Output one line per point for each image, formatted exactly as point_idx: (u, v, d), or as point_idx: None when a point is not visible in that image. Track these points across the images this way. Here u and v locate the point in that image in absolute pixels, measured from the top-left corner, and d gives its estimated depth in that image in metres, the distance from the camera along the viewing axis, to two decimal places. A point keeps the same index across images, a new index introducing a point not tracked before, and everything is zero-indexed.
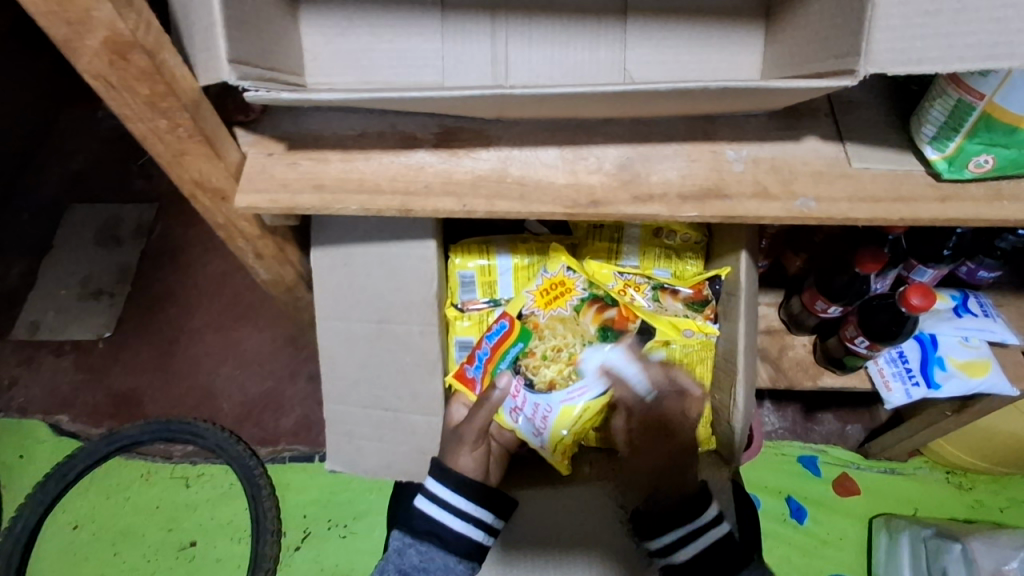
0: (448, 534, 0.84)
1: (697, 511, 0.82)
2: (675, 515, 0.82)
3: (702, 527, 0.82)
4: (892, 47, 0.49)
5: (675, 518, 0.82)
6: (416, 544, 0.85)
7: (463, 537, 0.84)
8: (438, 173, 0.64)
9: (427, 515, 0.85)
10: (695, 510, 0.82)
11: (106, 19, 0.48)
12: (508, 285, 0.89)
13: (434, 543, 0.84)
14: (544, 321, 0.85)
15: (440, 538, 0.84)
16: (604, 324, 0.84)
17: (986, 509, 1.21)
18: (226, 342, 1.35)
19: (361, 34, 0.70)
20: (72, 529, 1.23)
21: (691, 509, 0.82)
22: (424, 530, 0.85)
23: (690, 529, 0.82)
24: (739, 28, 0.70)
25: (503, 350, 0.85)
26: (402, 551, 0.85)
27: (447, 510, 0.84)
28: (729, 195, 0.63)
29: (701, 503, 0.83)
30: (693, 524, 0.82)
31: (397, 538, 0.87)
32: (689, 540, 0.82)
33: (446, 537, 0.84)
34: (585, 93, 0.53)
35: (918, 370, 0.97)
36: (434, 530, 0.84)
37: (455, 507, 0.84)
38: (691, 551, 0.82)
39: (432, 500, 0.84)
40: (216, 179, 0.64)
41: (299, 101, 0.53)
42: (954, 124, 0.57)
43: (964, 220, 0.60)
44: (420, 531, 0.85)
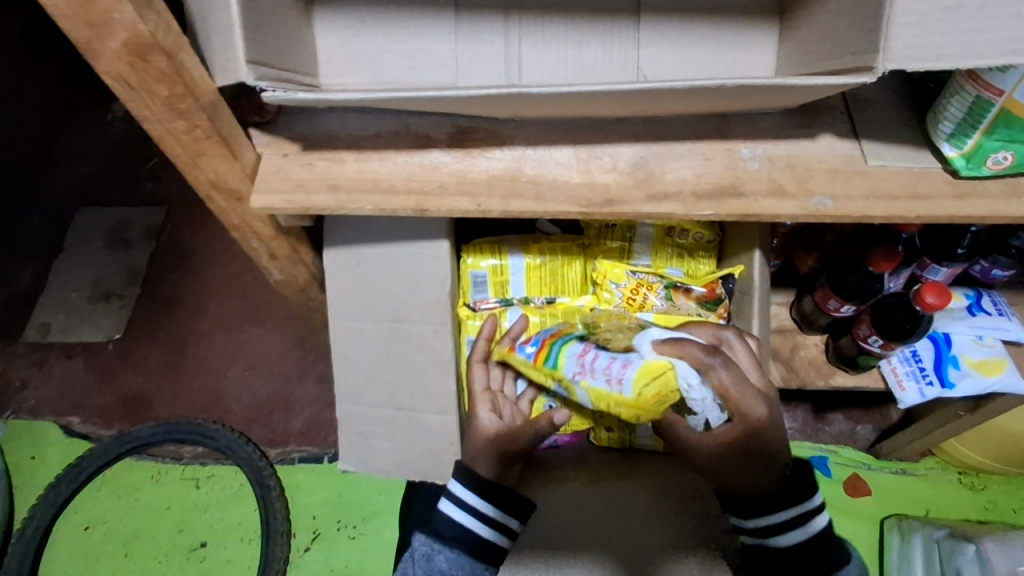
0: (474, 538, 0.85)
1: (802, 495, 0.80)
2: (778, 501, 0.79)
3: (811, 511, 0.80)
4: (912, 43, 0.49)
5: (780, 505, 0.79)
6: (445, 550, 0.85)
7: (488, 542, 0.86)
8: (453, 172, 0.64)
9: (452, 520, 0.86)
10: (802, 494, 0.80)
11: (127, 20, 0.48)
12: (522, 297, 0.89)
13: (462, 550, 0.85)
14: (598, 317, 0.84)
15: (469, 544, 0.85)
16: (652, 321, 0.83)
17: (1000, 510, 1.21)
18: (237, 343, 1.36)
19: (375, 35, 0.70)
20: (84, 530, 1.23)
21: (793, 494, 0.79)
22: (451, 536, 0.85)
23: (797, 514, 0.79)
24: (753, 26, 0.70)
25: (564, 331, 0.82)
26: (430, 556, 0.85)
27: (470, 512, 0.85)
28: (744, 193, 0.62)
29: (805, 485, 0.80)
30: (799, 508, 0.79)
31: (422, 542, 0.86)
32: (795, 525, 0.79)
33: (471, 541, 0.85)
34: (601, 91, 0.53)
35: (931, 369, 0.96)
36: (462, 535, 0.85)
37: (480, 511, 0.85)
38: (796, 538, 0.79)
39: (458, 503, 0.85)
40: (231, 180, 0.64)
41: (316, 100, 0.53)
42: (972, 120, 0.57)
43: (982, 217, 0.60)
44: (447, 537, 0.85)
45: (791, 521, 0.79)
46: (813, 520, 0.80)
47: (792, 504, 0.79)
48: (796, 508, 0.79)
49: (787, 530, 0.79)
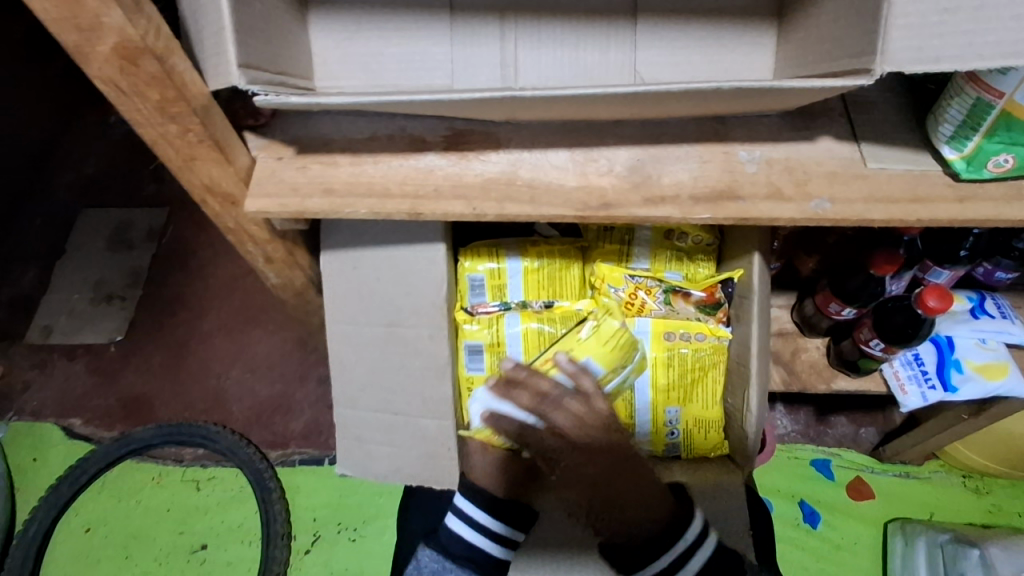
0: (480, 555, 0.95)
1: (676, 534, 0.87)
2: (657, 543, 0.86)
3: (687, 548, 0.87)
4: (910, 45, 0.48)
5: (659, 546, 0.86)
6: (452, 567, 0.97)
7: (494, 559, 0.96)
8: (448, 175, 0.64)
9: (459, 537, 0.95)
10: (676, 530, 0.87)
11: (117, 25, 0.47)
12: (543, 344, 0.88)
13: (470, 567, 0.96)
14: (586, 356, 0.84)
15: (475, 563, 0.95)
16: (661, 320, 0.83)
17: (1004, 513, 1.20)
18: (236, 346, 1.35)
19: (371, 37, 0.70)
20: (85, 532, 1.23)
21: (670, 534, 0.86)
22: (460, 555, 0.95)
23: (676, 555, 0.86)
24: (752, 28, 0.70)
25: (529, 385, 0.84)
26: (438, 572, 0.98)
27: (475, 531, 0.95)
28: (742, 197, 0.62)
29: (678, 521, 0.87)
30: (678, 546, 0.86)
31: (431, 558, 0.99)
32: (679, 564, 0.86)
33: (480, 559, 0.96)
34: (595, 94, 0.53)
35: (934, 373, 0.96)
36: (471, 555, 0.95)
37: (484, 527, 0.94)
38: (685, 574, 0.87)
39: (465, 522, 0.94)
40: (227, 184, 0.63)
41: (309, 104, 0.53)
42: (972, 124, 0.56)
43: (983, 220, 0.59)
44: (455, 555, 0.96)
45: (678, 562, 0.86)
46: (693, 551, 0.87)
47: (667, 547, 0.86)
48: (675, 549, 0.86)
49: (670, 573, 0.86)
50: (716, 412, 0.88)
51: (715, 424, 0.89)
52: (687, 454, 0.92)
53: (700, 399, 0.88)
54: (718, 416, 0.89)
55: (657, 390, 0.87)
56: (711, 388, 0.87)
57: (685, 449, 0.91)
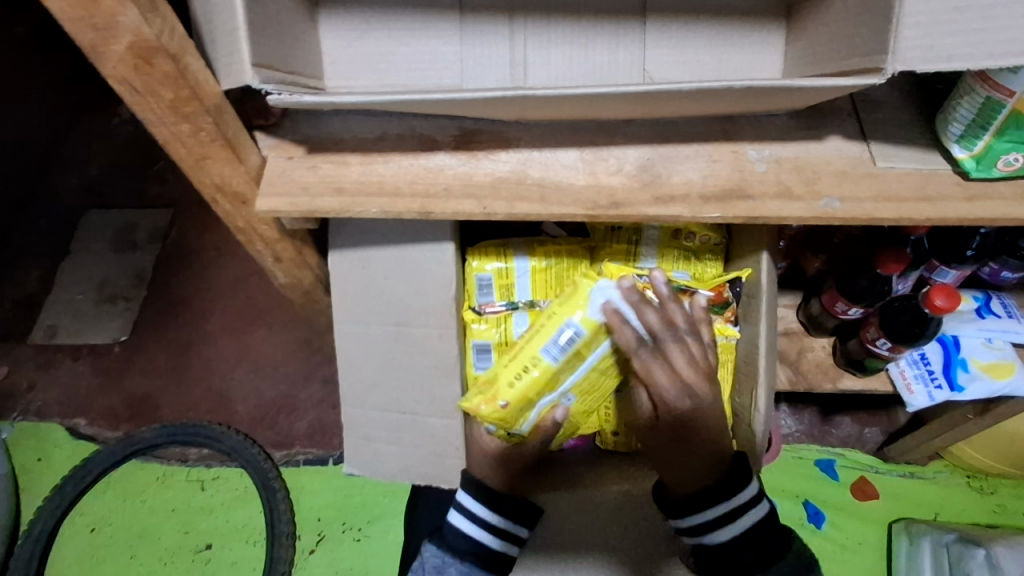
0: (479, 547, 0.89)
1: (734, 487, 0.80)
2: (710, 496, 0.80)
3: (742, 504, 0.80)
4: (921, 44, 0.48)
5: (714, 499, 0.80)
6: (456, 563, 0.89)
7: (497, 552, 0.90)
8: (458, 175, 0.64)
9: (461, 532, 0.89)
10: (732, 485, 0.80)
11: (132, 24, 0.48)
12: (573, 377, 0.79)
13: (473, 562, 0.89)
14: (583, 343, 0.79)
15: (477, 555, 0.89)
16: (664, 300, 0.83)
17: (1009, 513, 1.20)
18: (242, 346, 1.36)
19: (380, 37, 0.70)
20: (89, 532, 1.23)
21: (728, 486, 0.80)
22: (463, 550, 0.89)
23: (729, 509, 0.80)
24: (760, 28, 0.70)
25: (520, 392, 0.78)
26: (441, 569, 0.89)
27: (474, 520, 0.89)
28: (751, 196, 0.62)
29: (738, 474, 0.80)
30: (733, 500, 0.80)
31: (434, 553, 0.90)
32: (728, 521, 0.80)
33: (483, 553, 0.89)
34: (607, 93, 0.53)
35: (940, 372, 0.96)
36: (474, 549, 0.89)
37: (481, 518, 0.88)
38: (725, 535, 0.80)
39: (467, 515, 0.89)
40: (237, 183, 0.64)
41: (322, 103, 0.53)
42: (982, 123, 0.56)
43: (992, 219, 0.60)
44: (459, 551, 0.89)
45: (726, 515, 0.80)
46: (747, 509, 0.80)
47: (722, 499, 0.80)
48: (726, 503, 0.79)
49: (719, 527, 0.80)
50: (724, 411, 0.89)
51: None
52: None
53: None
54: (726, 415, 0.89)
55: None
56: (719, 387, 0.88)
57: None
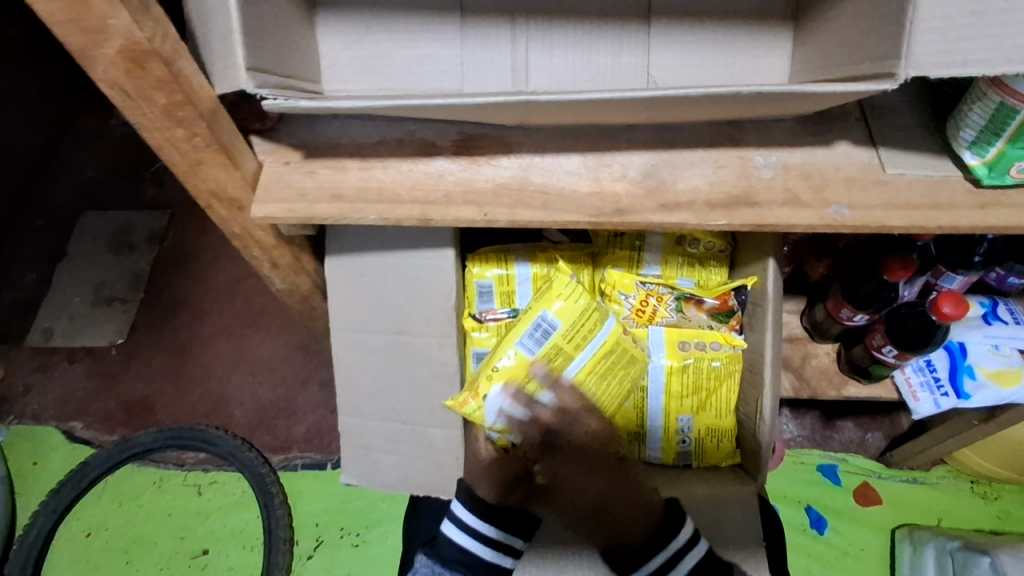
0: (462, 553, 0.87)
1: (669, 534, 0.85)
2: (649, 547, 0.84)
3: (677, 549, 0.85)
4: (935, 49, 0.47)
5: (651, 551, 0.84)
6: (445, 573, 0.88)
7: (491, 563, 0.87)
8: (458, 181, 0.63)
9: (449, 540, 0.88)
10: (666, 534, 0.85)
11: (123, 27, 0.46)
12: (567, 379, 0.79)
13: (462, 572, 0.87)
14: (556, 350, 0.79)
15: (462, 563, 0.87)
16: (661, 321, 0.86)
17: (1014, 520, 1.18)
18: (239, 350, 1.34)
19: (379, 40, 0.69)
20: (85, 537, 1.22)
21: (661, 536, 0.85)
22: (452, 559, 0.87)
23: (667, 559, 0.84)
24: (767, 31, 0.69)
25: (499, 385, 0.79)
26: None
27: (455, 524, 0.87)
28: (758, 202, 0.61)
29: (668, 524, 0.85)
30: (669, 548, 0.84)
31: (424, 563, 0.90)
32: (668, 571, 0.84)
33: (473, 565, 0.87)
34: (611, 99, 0.52)
35: (947, 380, 0.95)
36: (464, 560, 0.87)
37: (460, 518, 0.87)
38: None
39: (454, 521, 0.87)
40: (233, 189, 0.62)
41: (319, 108, 0.52)
42: (995, 129, 0.55)
43: (1004, 226, 0.58)
44: (447, 560, 0.88)
45: (668, 562, 0.84)
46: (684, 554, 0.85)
47: (662, 547, 0.84)
48: (666, 550, 0.84)
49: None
50: (729, 421, 0.87)
51: (728, 433, 0.88)
52: (699, 464, 0.91)
53: (713, 408, 0.86)
54: (731, 425, 0.88)
55: (670, 398, 0.86)
56: (725, 398, 0.86)
57: (697, 458, 0.90)
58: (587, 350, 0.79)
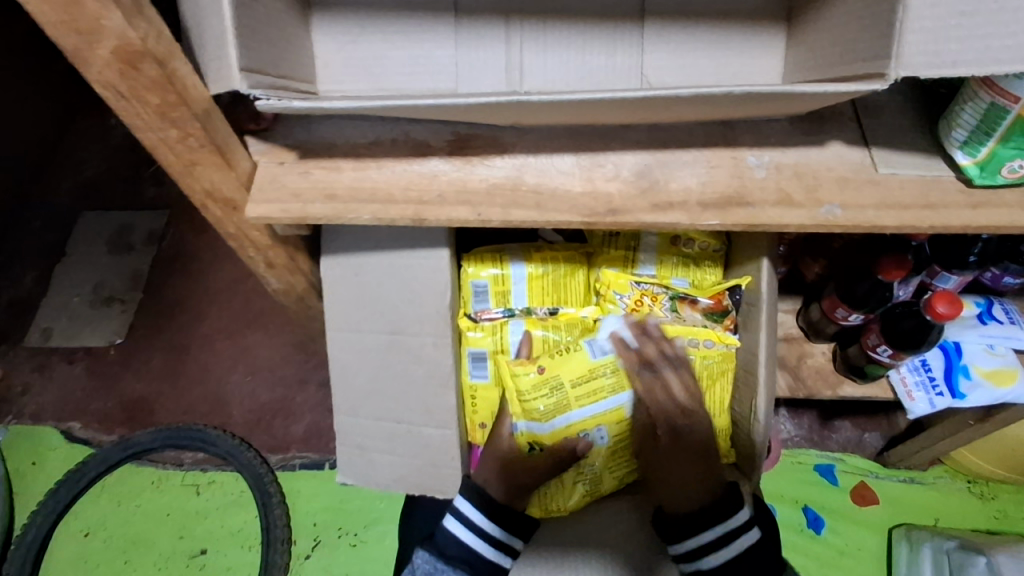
0: (463, 546, 0.89)
1: (723, 513, 0.86)
2: (705, 520, 0.86)
3: (734, 529, 0.86)
4: (926, 49, 0.47)
5: (706, 523, 0.86)
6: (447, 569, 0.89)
7: (491, 561, 0.89)
8: (452, 181, 0.63)
9: (451, 535, 0.90)
10: (726, 510, 0.86)
11: (117, 28, 0.46)
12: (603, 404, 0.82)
13: (464, 569, 0.89)
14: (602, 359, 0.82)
15: (464, 558, 0.89)
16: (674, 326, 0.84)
17: (1010, 519, 1.19)
18: (237, 349, 1.34)
19: (373, 40, 0.69)
20: (84, 536, 1.22)
21: (721, 513, 0.86)
22: (455, 556, 0.89)
23: (722, 534, 0.86)
24: (761, 31, 0.69)
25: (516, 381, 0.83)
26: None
27: (459, 519, 0.89)
28: (751, 203, 0.61)
29: (732, 502, 0.86)
30: (726, 524, 0.86)
31: (425, 559, 0.91)
32: (720, 545, 0.86)
33: (475, 562, 0.89)
34: (604, 99, 0.52)
35: (941, 379, 0.94)
36: (466, 557, 0.89)
37: (464, 513, 0.88)
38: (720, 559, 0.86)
39: (456, 515, 0.89)
40: (228, 189, 0.63)
41: (311, 108, 0.52)
42: (986, 129, 0.55)
43: (995, 226, 0.59)
44: (449, 556, 0.89)
45: (721, 538, 0.86)
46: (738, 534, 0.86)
47: (716, 522, 0.86)
48: (722, 526, 0.86)
49: (711, 551, 0.86)
50: (724, 420, 0.88)
51: (722, 433, 0.88)
52: None
53: (707, 407, 0.87)
54: (725, 424, 0.88)
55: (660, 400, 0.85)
56: (719, 397, 0.86)
57: None
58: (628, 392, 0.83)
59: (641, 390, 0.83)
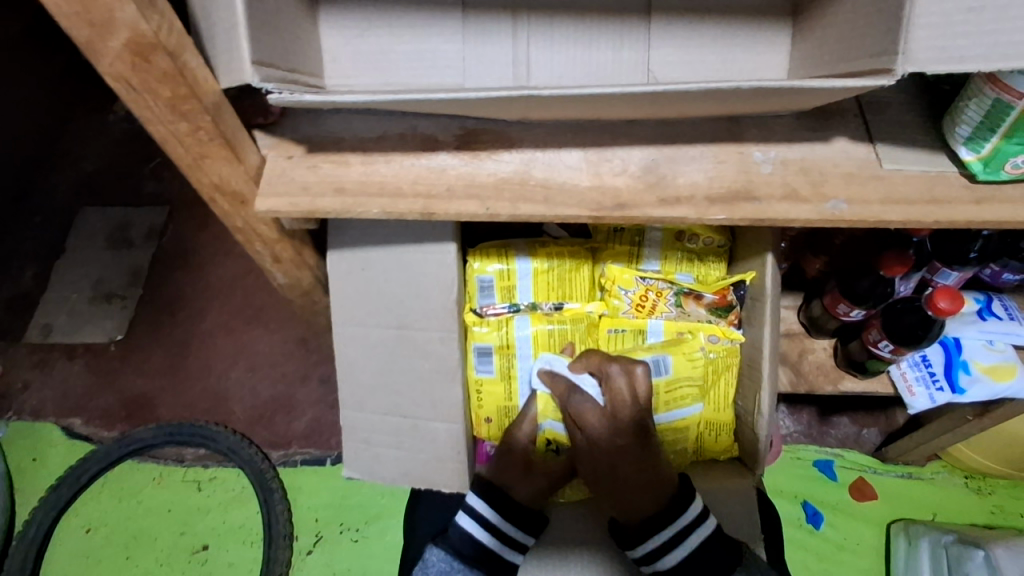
0: (480, 546, 0.91)
1: (676, 511, 0.84)
2: (655, 523, 0.84)
3: (683, 528, 0.84)
4: (932, 45, 0.48)
5: (654, 527, 0.84)
6: (460, 567, 0.91)
7: (502, 559, 0.91)
8: (460, 175, 0.63)
9: (466, 535, 0.91)
10: (674, 510, 0.84)
11: (129, 20, 0.47)
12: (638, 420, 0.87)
13: (478, 567, 0.91)
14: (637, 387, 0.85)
15: (476, 554, 0.91)
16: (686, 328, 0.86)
17: (1007, 514, 1.20)
18: (239, 345, 1.35)
19: (381, 35, 0.69)
20: (85, 532, 1.22)
21: (669, 512, 0.84)
22: (467, 553, 0.91)
23: (671, 536, 0.84)
24: (766, 28, 0.69)
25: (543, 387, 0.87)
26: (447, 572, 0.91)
27: (478, 522, 0.90)
28: (757, 198, 0.61)
29: (677, 503, 0.85)
30: (673, 526, 0.84)
31: (439, 557, 0.93)
32: (674, 544, 0.84)
33: (488, 560, 0.91)
34: (613, 93, 0.52)
35: (942, 375, 0.96)
36: (479, 555, 0.91)
37: (484, 516, 0.90)
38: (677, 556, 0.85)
39: (472, 517, 0.90)
40: (236, 183, 0.63)
41: (322, 102, 0.52)
42: (991, 125, 0.56)
43: (999, 222, 0.59)
44: (463, 554, 0.91)
45: (669, 541, 0.84)
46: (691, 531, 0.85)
47: (665, 523, 0.84)
48: (671, 526, 0.84)
49: (666, 553, 0.85)
50: (728, 415, 0.88)
51: (726, 427, 0.89)
52: (698, 458, 0.92)
53: (712, 402, 0.87)
54: (729, 419, 0.88)
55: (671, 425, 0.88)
56: (724, 392, 0.87)
57: (696, 453, 0.91)
58: (668, 412, 0.87)
59: (683, 411, 0.87)
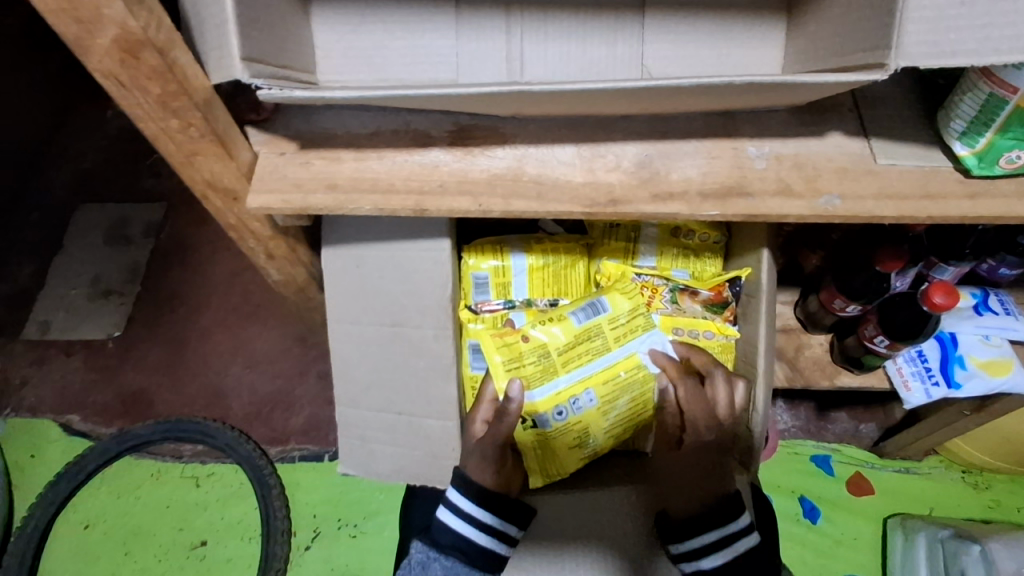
0: (472, 548, 0.86)
1: (728, 516, 0.83)
2: (704, 521, 0.82)
3: (733, 533, 0.83)
4: (925, 40, 0.47)
5: (704, 525, 0.82)
6: (441, 558, 0.88)
7: (486, 549, 0.86)
8: (453, 171, 0.63)
9: (450, 528, 0.87)
10: (727, 514, 0.83)
11: (117, 16, 0.46)
12: (596, 364, 0.81)
13: (459, 558, 0.87)
14: (580, 329, 0.82)
15: (464, 553, 0.86)
16: (676, 326, 0.86)
17: (1004, 509, 1.19)
18: (236, 341, 1.35)
19: (373, 31, 0.69)
20: (84, 528, 1.22)
21: (722, 515, 0.83)
22: (447, 543, 0.87)
23: (719, 537, 0.83)
24: (761, 23, 0.69)
25: (509, 343, 0.81)
26: (426, 565, 0.88)
27: (477, 526, 0.86)
28: (751, 193, 0.61)
29: (732, 508, 0.83)
30: (724, 527, 0.83)
31: (419, 550, 0.90)
32: (721, 546, 0.83)
33: (469, 551, 0.87)
34: (605, 89, 0.52)
35: (938, 369, 0.95)
36: (459, 545, 0.87)
37: (488, 525, 0.86)
38: (720, 560, 0.83)
39: (456, 511, 0.87)
40: (228, 180, 0.63)
41: (313, 98, 0.52)
42: (985, 120, 0.55)
43: (993, 217, 0.59)
44: (445, 546, 0.88)
45: (717, 542, 0.82)
46: (735, 541, 0.83)
47: (717, 526, 0.82)
48: (722, 528, 0.83)
49: (712, 552, 0.83)
50: None
51: None
52: None
53: None
54: None
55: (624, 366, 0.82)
56: None
57: None
58: (625, 348, 0.82)
59: (640, 343, 0.83)
